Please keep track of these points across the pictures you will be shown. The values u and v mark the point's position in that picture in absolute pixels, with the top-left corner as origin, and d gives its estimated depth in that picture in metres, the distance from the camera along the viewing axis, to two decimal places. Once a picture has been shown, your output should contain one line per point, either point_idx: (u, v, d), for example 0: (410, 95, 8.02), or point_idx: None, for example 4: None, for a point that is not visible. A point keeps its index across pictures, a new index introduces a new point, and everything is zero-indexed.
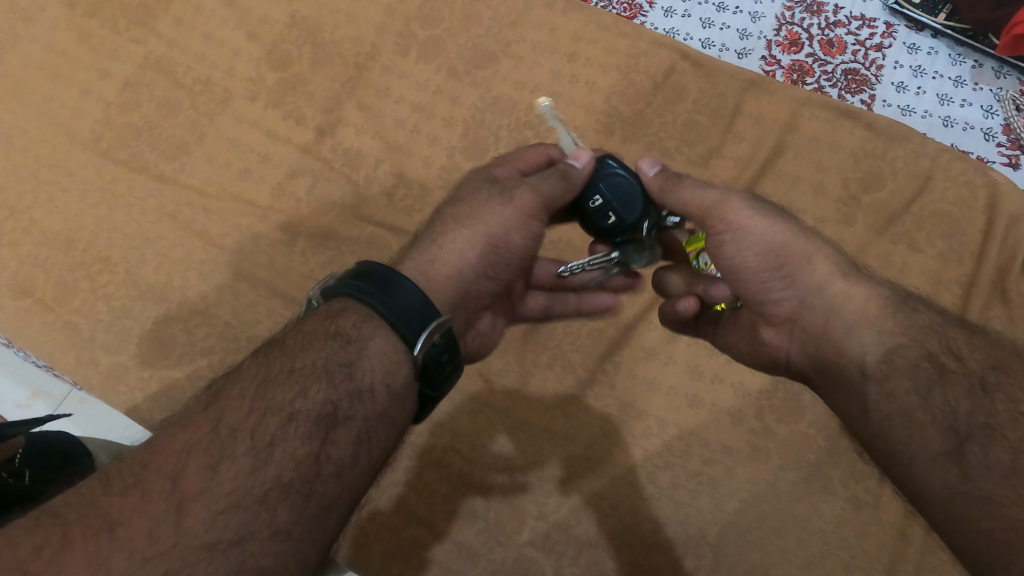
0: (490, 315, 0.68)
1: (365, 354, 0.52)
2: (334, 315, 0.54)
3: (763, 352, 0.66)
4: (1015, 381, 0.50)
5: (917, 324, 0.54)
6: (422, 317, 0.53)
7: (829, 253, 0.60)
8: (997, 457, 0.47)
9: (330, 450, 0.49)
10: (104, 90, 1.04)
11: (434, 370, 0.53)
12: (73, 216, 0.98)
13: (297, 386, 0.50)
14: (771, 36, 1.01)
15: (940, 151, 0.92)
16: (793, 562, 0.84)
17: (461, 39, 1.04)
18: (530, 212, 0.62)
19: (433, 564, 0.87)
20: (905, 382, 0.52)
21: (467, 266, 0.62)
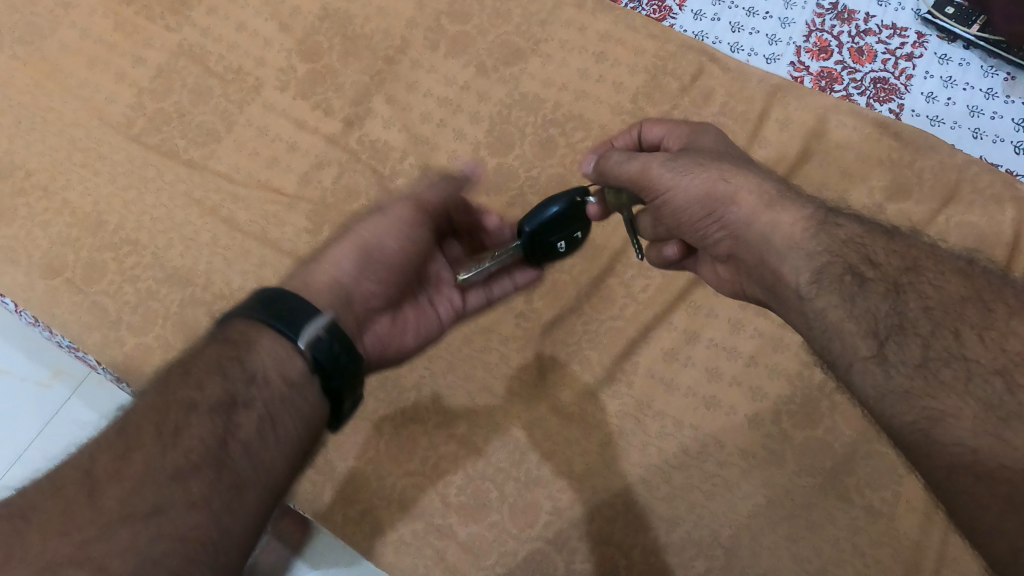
0: (389, 321, 0.72)
1: (254, 350, 0.57)
2: (225, 328, 0.59)
3: (725, 287, 0.74)
4: (923, 279, 0.56)
5: (836, 238, 0.59)
6: (305, 318, 0.58)
7: (751, 186, 0.64)
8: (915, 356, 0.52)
9: (236, 433, 0.54)
10: (138, 75, 1.05)
11: (324, 360, 0.57)
12: (104, 198, 1.00)
13: (197, 381, 0.55)
14: (800, 42, 1.01)
15: (967, 163, 0.92)
16: (806, 568, 0.85)
17: (490, 35, 1.04)
18: (409, 221, 0.70)
19: (446, 555, 0.88)
20: (832, 297, 0.57)
21: (347, 273, 0.67)
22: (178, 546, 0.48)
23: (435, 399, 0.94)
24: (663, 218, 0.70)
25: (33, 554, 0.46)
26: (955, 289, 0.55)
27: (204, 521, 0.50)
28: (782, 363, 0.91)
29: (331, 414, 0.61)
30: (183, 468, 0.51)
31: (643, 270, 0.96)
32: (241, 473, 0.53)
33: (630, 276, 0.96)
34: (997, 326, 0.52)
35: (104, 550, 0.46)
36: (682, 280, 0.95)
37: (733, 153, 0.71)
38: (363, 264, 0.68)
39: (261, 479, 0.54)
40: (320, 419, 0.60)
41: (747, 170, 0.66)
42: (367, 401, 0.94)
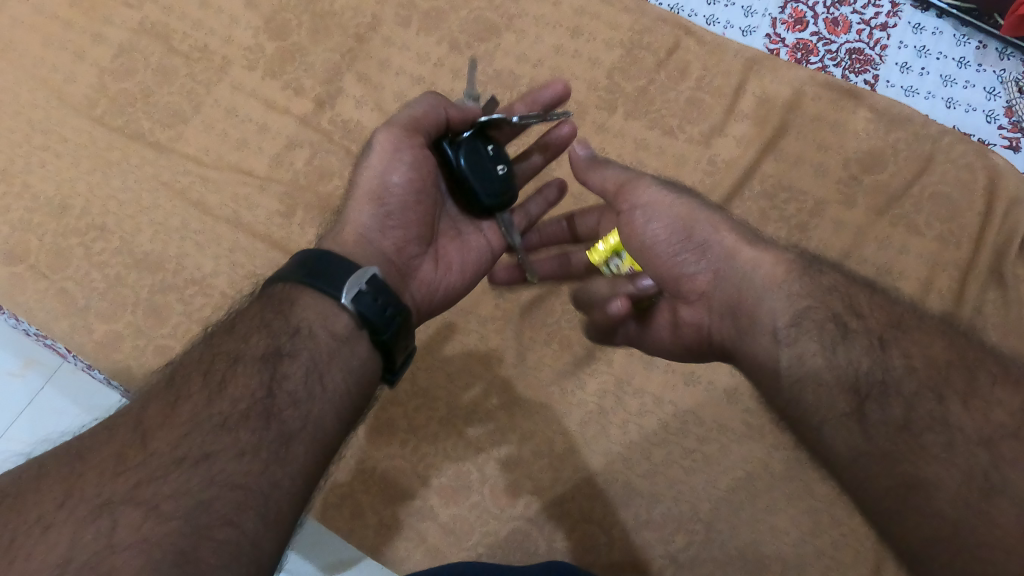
0: (434, 266, 0.69)
1: (297, 305, 0.56)
2: (264, 287, 0.58)
3: (687, 333, 0.65)
4: (907, 338, 0.53)
5: (820, 285, 0.56)
6: (347, 272, 0.56)
7: (730, 224, 0.62)
8: (894, 407, 0.50)
9: (283, 383, 0.52)
10: (98, 55, 1.02)
11: (369, 314, 0.55)
12: (66, 183, 0.97)
13: (243, 334, 0.54)
14: (775, 14, 1.00)
15: (941, 134, 0.92)
16: (785, 540, 0.85)
17: (463, 11, 1.02)
18: (399, 147, 0.65)
19: (428, 536, 0.88)
20: (812, 342, 0.53)
21: (368, 223, 0.64)
22: (231, 492, 0.45)
23: (413, 381, 0.93)
24: (631, 246, 0.66)
25: (87, 496, 0.43)
26: (936, 353, 0.52)
27: (256, 468, 0.47)
28: None
29: (387, 367, 0.58)
30: (230, 412, 0.49)
31: None
32: (290, 423, 0.50)
33: None
34: (978, 392, 0.49)
35: (158, 492, 0.43)
36: None
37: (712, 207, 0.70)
38: (377, 211, 0.65)
39: (311, 430, 0.51)
40: (373, 371, 0.57)
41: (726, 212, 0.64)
42: None
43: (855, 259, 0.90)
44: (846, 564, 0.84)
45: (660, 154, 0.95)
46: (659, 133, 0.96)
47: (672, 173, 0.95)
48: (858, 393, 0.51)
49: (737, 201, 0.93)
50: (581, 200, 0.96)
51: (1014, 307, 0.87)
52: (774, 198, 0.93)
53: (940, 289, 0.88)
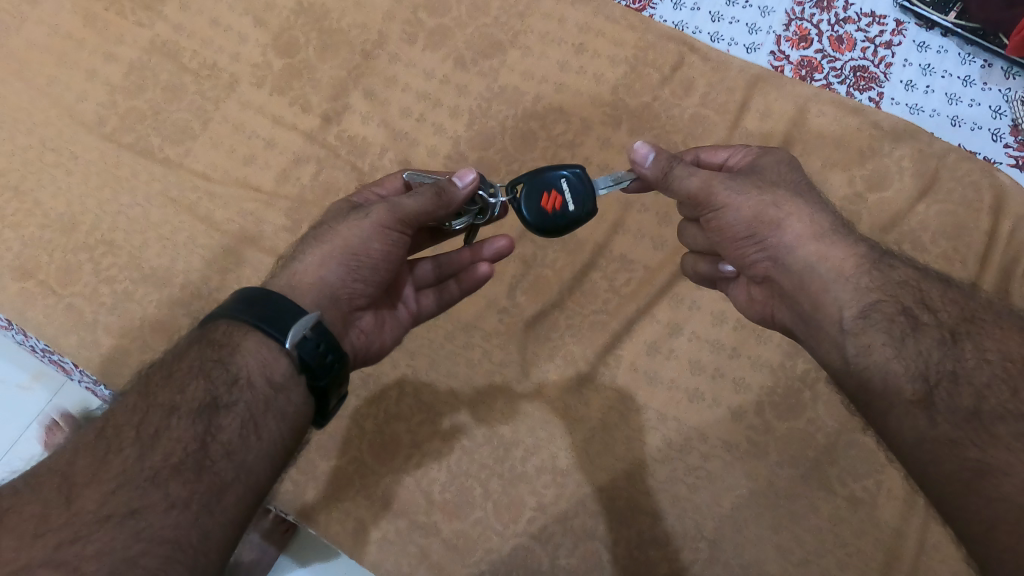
0: (371, 319, 0.71)
1: (237, 353, 0.57)
2: (209, 329, 0.59)
3: (753, 309, 0.73)
4: (979, 331, 0.56)
5: (891, 280, 0.61)
6: (292, 316, 0.57)
7: (804, 217, 0.66)
8: (964, 397, 0.53)
9: (217, 434, 0.53)
10: (109, 73, 1.03)
11: (311, 361, 0.57)
12: (77, 199, 0.98)
13: (180, 384, 0.55)
14: (780, 31, 1.01)
15: (946, 151, 0.92)
16: (789, 558, 0.85)
17: (469, 28, 1.03)
18: (390, 225, 0.66)
19: (431, 552, 0.88)
20: (879, 334, 0.58)
21: (336, 282, 0.65)
22: (159, 547, 0.47)
23: (418, 396, 0.93)
24: (707, 226, 0.70)
25: (6, 558, 0.44)
26: (1013, 348, 0.55)
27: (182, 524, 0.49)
28: (764, 355, 0.91)
29: (320, 415, 0.60)
30: (162, 465, 0.50)
31: (625, 264, 0.95)
32: (222, 474, 0.52)
33: (612, 270, 0.95)
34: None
35: (80, 553, 0.45)
36: (664, 272, 0.95)
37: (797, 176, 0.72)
38: (351, 272, 0.66)
39: (243, 480, 0.53)
40: (303, 421, 0.59)
41: (806, 203, 0.67)
42: (350, 400, 0.93)
43: None
44: None
45: None
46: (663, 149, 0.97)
47: None
48: (926, 382, 0.54)
49: None
50: None
51: None
52: None
53: None
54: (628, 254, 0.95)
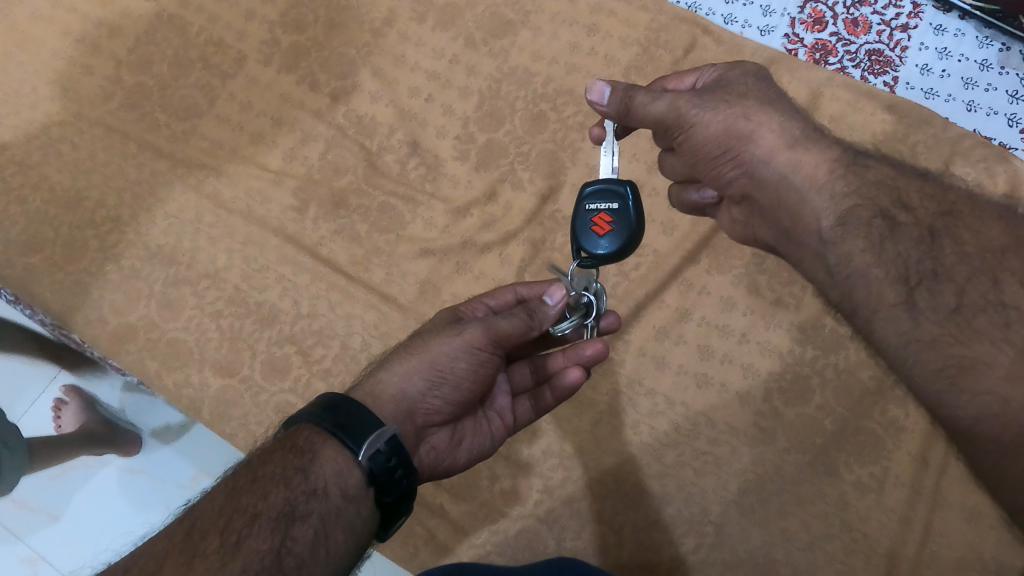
0: (446, 435, 0.66)
1: (318, 461, 0.53)
2: (291, 433, 0.55)
3: (737, 228, 0.74)
4: (958, 224, 0.55)
5: (866, 181, 0.59)
6: (371, 426, 0.54)
7: (774, 126, 0.64)
8: (945, 291, 0.53)
9: (292, 546, 0.50)
10: (115, 47, 1.02)
11: (379, 475, 0.53)
12: (82, 174, 0.97)
13: (262, 490, 0.52)
14: (795, 13, 0.99)
15: (961, 137, 0.91)
16: (795, 543, 0.85)
17: (479, 7, 1.02)
18: (483, 346, 0.62)
19: (437, 534, 0.88)
20: (858, 242, 0.57)
21: (416, 397, 0.62)
22: None
23: None
24: (679, 147, 0.70)
25: None
26: (993, 235, 0.54)
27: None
28: (773, 342, 0.90)
29: (382, 533, 0.57)
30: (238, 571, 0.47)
31: (634, 248, 0.94)
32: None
33: None
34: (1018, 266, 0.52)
35: None
36: (675, 256, 0.94)
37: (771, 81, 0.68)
38: (430, 387, 0.62)
39: None
40: (367, 536, 0.55)
41: (776, 109, 0.65)
42: None
43: None
44: (857, 569, 0.84)
45: None
46: None
47: None
48: (908, 284, 0.54)
49: None
50: None
51: None
52: None
53: None
54: (638, 238, 0.94)
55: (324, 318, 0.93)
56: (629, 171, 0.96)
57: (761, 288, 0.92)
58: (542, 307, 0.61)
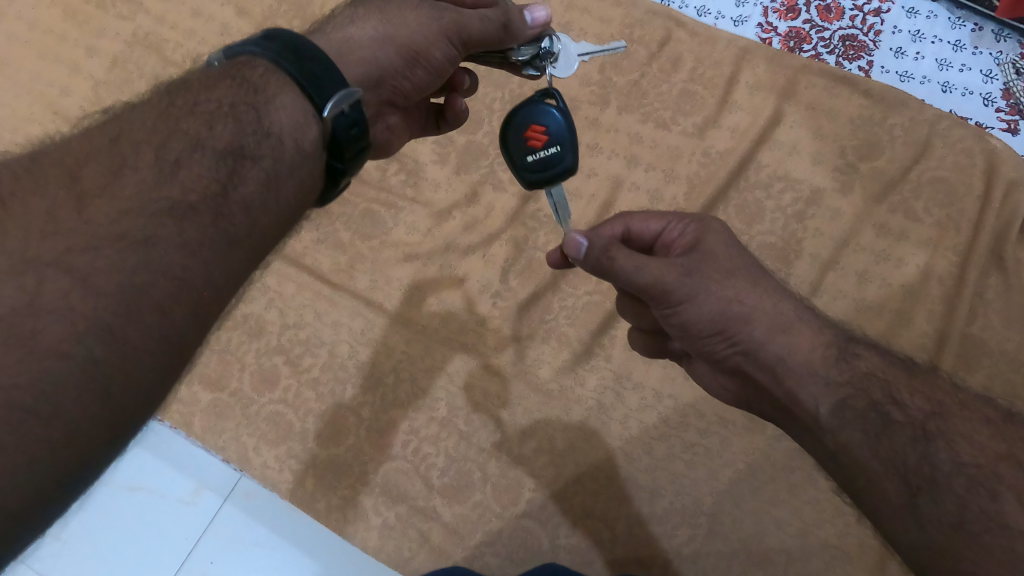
0: (395, 117, 0.70)
1: (273, 105, 0.51)
2: (238, 68, 0.52)
3: (724, 382, 0.64)
4: (951, 428, 0.49)
5: (858, 369, 0.53)
6: (333, 83, 0.52)
7: (763, 304, 0.56)
8: (953, 483, 0.47)
9: (239, 185, 0.48)
10: (93, 67, 1.03)
11: (340, 138, 0.52)
12: None
13: (207, 122, 0.49)
14: (767, 3, 1.00)
15: (938, 118, 0.91)
16: (788, 531, 0.85)
17: None
18: (452, 38, 0.63)
19: (431, 536, 0.88)
20: (853, 431, 0.51)
21: (388, 67, 0.62)
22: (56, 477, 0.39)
23: (415, 382, 0.93)
24: (666, 322, 0.59)
25: None
26: (985, 442, 0.48)
27: (161, 328, 0.42)
28: None
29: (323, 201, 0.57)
30: (162, 245, 0.43)
31: None
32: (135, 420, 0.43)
33: None
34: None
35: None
36: None
37: (751, 258, 0.58)
38: (403, 67, 0.63)
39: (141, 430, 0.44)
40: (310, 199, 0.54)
41: (765, 289, 0.56)
42: (345, 388, 0.93)
43: (853, 247, 0.89)
44: (851, 554, 0.84)
45: (654, 147, 0.95)
46: (653, 126, 0.96)
47: (667, 167, 0.94)
48: (909, 483, 0.48)
49: (731, 195, 0.93)
50: (576, 196, 0.95)
51: (1015, 292, 0.86)
52: (769, 187, 0.92)
53: (939, 275, 0.87)
54: None
55: (312, 327, 0.96)
56: (609, 166, 0.96)
57: None
58: (461, 18, 0.63)
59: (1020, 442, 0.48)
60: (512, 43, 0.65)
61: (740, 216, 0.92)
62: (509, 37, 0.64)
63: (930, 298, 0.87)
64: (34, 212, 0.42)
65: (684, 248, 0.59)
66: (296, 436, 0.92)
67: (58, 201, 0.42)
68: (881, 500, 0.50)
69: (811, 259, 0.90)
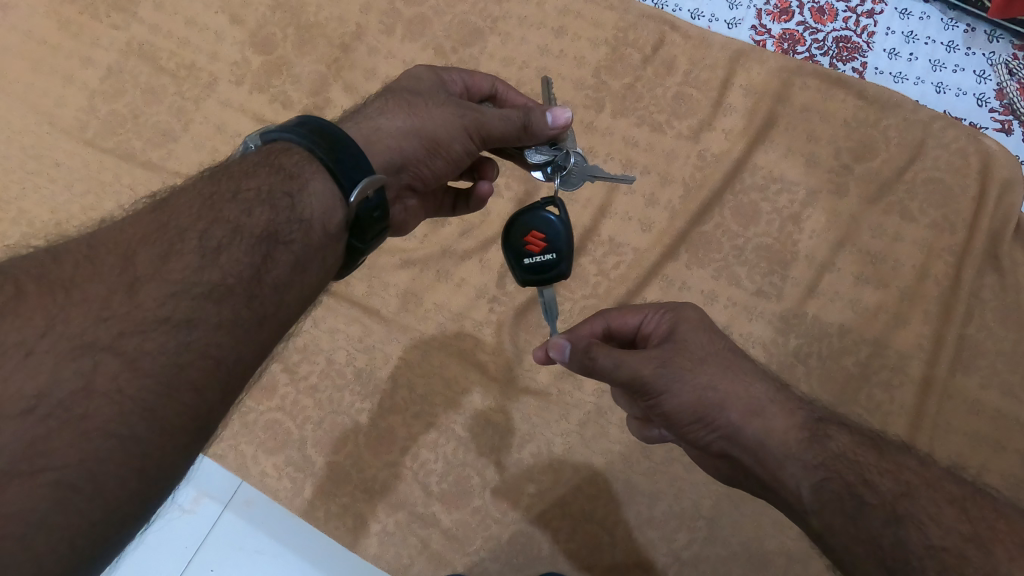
0: (409, 200, 0.70)
1: (307, 190, 0.51)
2: (274, 155, 0.53)
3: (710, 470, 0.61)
4: (921, 509, 0.46)
5: (828, 451, 0.50)
6: (363, 170, 0.53)
7: (739, 388, 0.54)
8: (925, 564, 0.44)
9: (271, 268, 0.48)
10: (87, 77, 1.03)
11: (364, 219, 0.53)
12: (61, 205, 0.98)
13: (245, 205, 0.49)
14: (760, 5, 1.00)
15: (932, 118, 0.91)
16: (787, 533, 0.85)
17: (447, 16, 1.02)
18: (473, 135, 0.64)
19: (431, 543, 0.88)
20: (834, 514, 0.48)
21: (411, 156, 0.62)
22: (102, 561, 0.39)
23: (413, 388, 0.93)
24: (651, 413, 0.57)
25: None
26: (953, 523, 0.45)
27: (196, 407, 0.42)
28: (757, 333, 0.88)
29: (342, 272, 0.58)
30: (203, 326, 0.44)
31: (614, 247, 0.93)
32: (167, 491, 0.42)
33: (601, 254, 0.93)
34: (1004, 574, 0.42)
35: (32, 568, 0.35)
36: (656, 251, 0.92)
37: (724, 340, 0.57)
38: (425, 156, 0.63)
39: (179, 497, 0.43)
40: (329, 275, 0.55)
41: (738, 371, 0.55)
42: (344, 395, 0.93)
43: (849, 249, 0.90)
44: None
45: (649, 151, 0.95)
46: (648, 130, 0.96)
47: (662, 171, 0.94)
48: (885, 565, 0.45)
49: (727, 197, 0.93)
50: (572, 200, 0.95)
51: (1011, 291, 0.86)
52: (764, 190, 0.92)
53: (935, 276, 0.88)
54: (616, 237, 0.94)
55: (309, 334, 0.96)
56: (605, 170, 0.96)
57: (741, 279, 0.90)
58: (482, 116, 0.63)
59: (985, 519, 0.45)
60: (530, 141, 0.65)
61: (736, 218, 0.92)
62: (528, 136, 0.64)
63: (926, 298, 0.87)
64: (89, 296, 0.41)
65: (660, 338, 0.58)
66: (294, 444, 0.92)
67: (110, 287, 0.42)
68: None
69: (807, 260, 0.90)
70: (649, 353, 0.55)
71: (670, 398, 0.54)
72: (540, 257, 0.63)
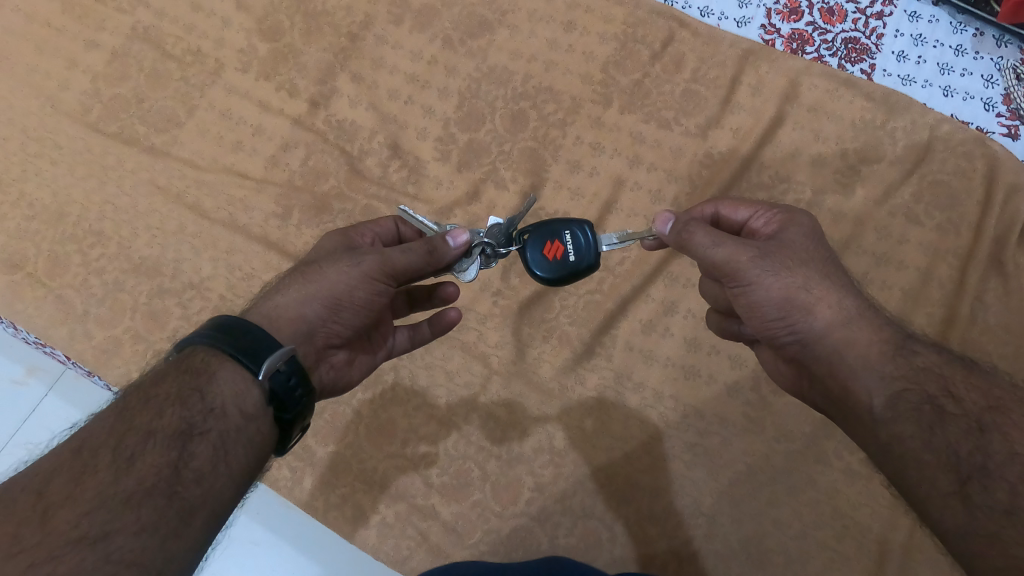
0: (343, 356, 0.67)
1: (215, 380, 0.51)
2: (185, 358, 0.52)
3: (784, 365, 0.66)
4: (1010, 422, 0.49)
5: (914, 365, 0.54)
6: (265, 345, 0.52)
7: (831, 296, 0.58)
8: (1006, 471, 0.47)
9: (189, 463, 0.47)
10: (91, 60, 1.02)
11: (280, 393, 0.52)
12: (63, 189, 0.97)
13: (155, 408, 0.49)
14: (770, 4, 1.00)
15: (939, 121, 0.91)
16: (787, 532, 0.85)
17: (455, 7, 1.02)
18: (378, 278, 0.61)
19: (430, 535, 0.88)
20: (909, 424, 0.51)
21: (314, 321, 0.60)
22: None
23: (414, 379, 0.92)
24: (737, 307, 0.63)
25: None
26: None
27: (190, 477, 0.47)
28: None
29: (280, 449, 0.55)
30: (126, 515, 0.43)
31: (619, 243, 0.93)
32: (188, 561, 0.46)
33: (606, 249, 0.93)
34: None
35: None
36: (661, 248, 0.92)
37: (828, 248, 0.61)
38: (330, 315, 0.61)
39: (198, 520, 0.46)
40: (264, 452, 0.53)
41: (834, 280, 0.59)
42: None
43: (854, 250, 0.90)
44: (850, 556, 0.84)
45: (657, 147, 0.95)
46: (656, 126, 0.96)
47: (669, 168, 0.94)
48: (960, 473, 0.48)
49: (733, 196, 0.93)
50: (578, 195, 0.95)
51: (1014, 295, 0.86)
52: (771, 188, 0.92)
53: (939, 278, 0.88)
54: (622, 232, 0.93)
55: None
56: (611, 165, 0.95)
57: None
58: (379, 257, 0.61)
59: None
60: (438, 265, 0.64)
61: None
62: (435, 260, 0.63)
63: (930, 300, 0.87)
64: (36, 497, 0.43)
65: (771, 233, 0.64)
66: None
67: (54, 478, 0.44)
68: (932, 494, 0.49)
69: None
70: (750, 246, 0.60)
71: (755, 292, 0.59)
72: (564, 237, 0.69)
